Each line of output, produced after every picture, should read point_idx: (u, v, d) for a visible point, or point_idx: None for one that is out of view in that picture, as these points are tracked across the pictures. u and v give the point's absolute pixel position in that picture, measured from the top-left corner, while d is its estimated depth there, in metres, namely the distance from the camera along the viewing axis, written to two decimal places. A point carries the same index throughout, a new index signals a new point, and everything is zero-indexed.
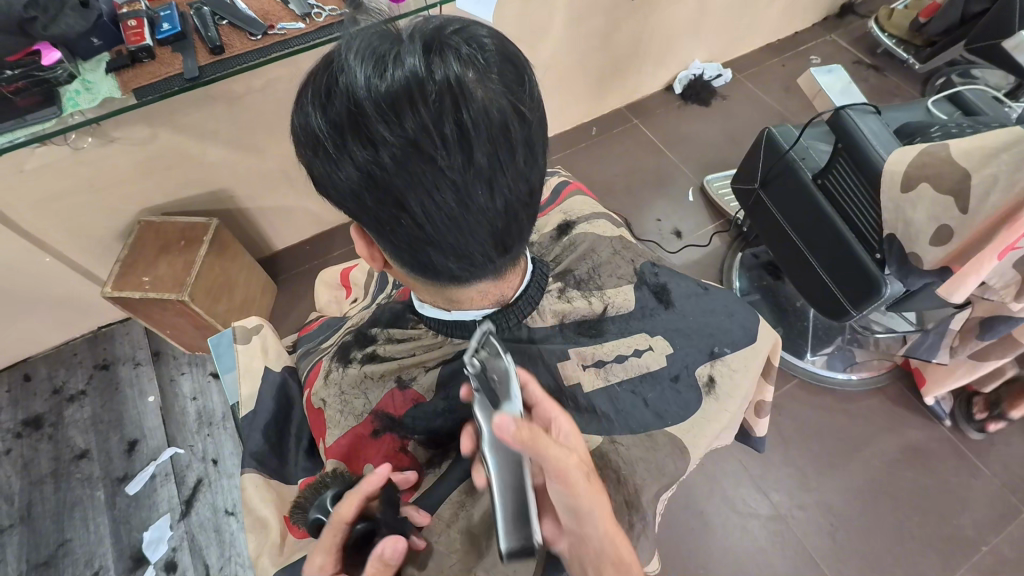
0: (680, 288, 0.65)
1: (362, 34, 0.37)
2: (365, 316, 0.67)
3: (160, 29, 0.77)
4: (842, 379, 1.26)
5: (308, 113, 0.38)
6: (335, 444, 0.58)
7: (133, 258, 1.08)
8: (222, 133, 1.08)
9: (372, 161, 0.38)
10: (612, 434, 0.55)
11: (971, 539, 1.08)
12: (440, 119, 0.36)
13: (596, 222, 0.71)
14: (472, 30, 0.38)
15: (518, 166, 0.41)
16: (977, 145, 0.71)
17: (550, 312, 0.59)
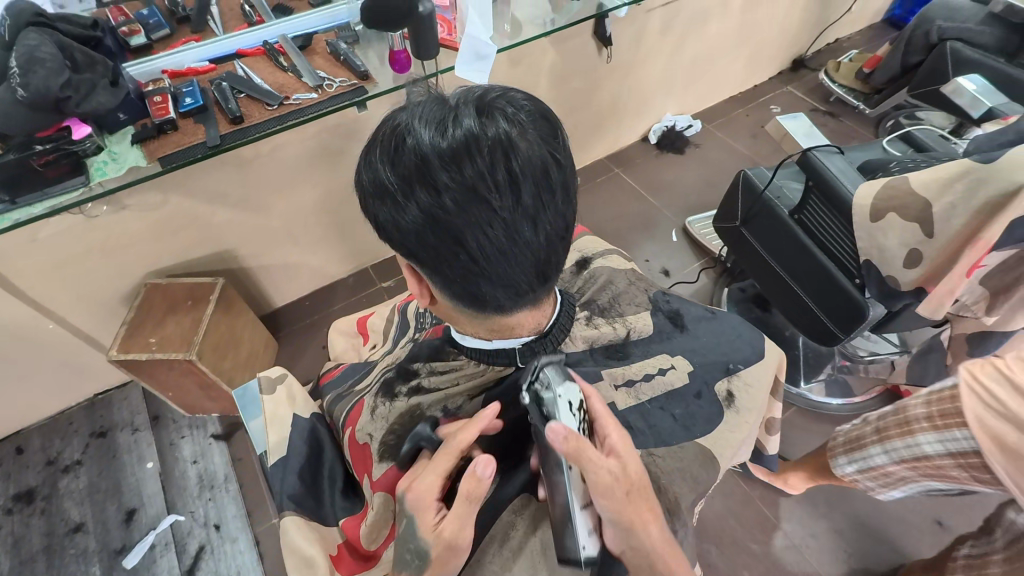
0: (690, 312, 0.68)
1: (423, 101, 0.43)
2: (397, 355, 0.69)
3: (183, 103, 0.83)
4: (836, 406, 1.30)
5: (376, 167, 0.43)
6: (383, 477, 0.58)
7: (140, 320, 1.10)
8: (230, 195, 1.13)
9: (434, 204, 0.42)
10: (648, 447, 0.59)
11: None
12: (493, 167, 0.42)
13: (610, 256, 0.76)
14: (512, 92, 0.44)
15: (558, 206, 0.46)
16: (934, 176, 0.80)
17: (580, 338, 0.63)
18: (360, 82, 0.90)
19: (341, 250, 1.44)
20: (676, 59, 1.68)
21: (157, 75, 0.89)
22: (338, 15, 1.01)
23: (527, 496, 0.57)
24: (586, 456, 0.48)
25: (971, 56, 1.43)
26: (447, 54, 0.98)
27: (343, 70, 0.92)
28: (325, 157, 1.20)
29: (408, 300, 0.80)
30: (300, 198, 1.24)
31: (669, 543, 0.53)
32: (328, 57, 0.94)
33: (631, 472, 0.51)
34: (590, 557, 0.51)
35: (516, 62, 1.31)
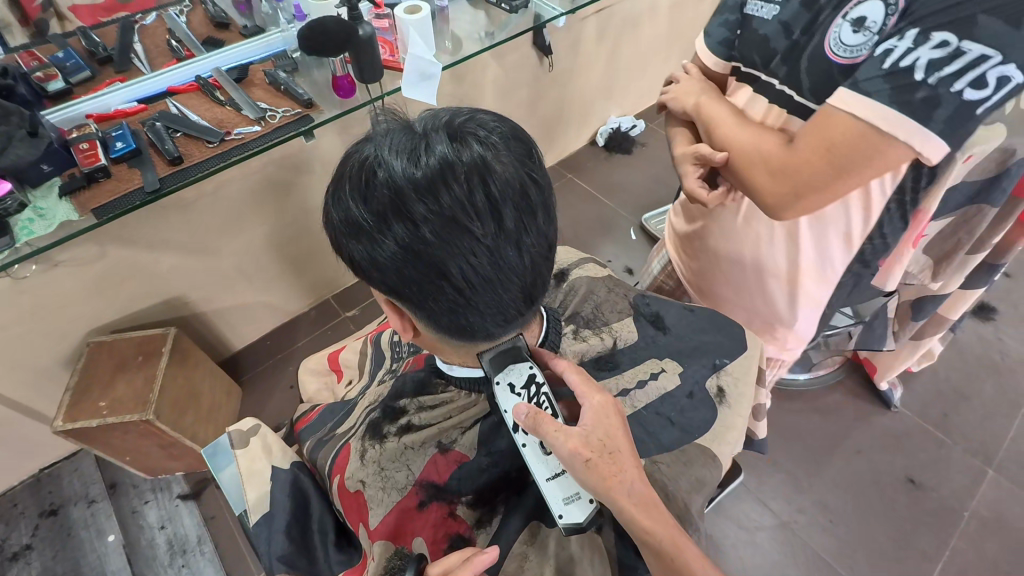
0: (671, 312, 0.68)
1: (390, 131, 0.42)
2: (379, 392, 0.66)
3: (114, 148, 0.78)
4: (805, 381, 1.34)
5: (348, 205, 0.42)
6: (380, 525, 0.54)
7: (86, 383, 1.01)
8: (174, 240, 1.07)
9: (413, 237, 0.41)
10: (650, 455, 0.57)
11: (954, 507, 1.16)
12: (471, 193, 0.41)
13: (587, 265, 0.74)
14: (481, 115, 0.43)
15: (540, 227, 0.45)
16: None
17: (570, 352, 0.64)
18: (304, 111, 0.87)
19: (299, 284, 1.39)
20: (614, 63, 1.72)
21: (81, 120, 0.83)
22: (273, 44, 0.98)
23: (536, 523, 0.53)
24: (542, 424, 0.47)
25: None
26: (391, 76, 0.96)
27: (284, 100, 0.89)
28: (273, 190, 1.15)
29: (380, 330, 0.77)
30: (250, 235, 1.18)
31: (646, 502, 0.47)
32: (267, 88, 0.91)
33: (599, 440, 0.48)
34: (572, 524, 0.48)
35: (459, 78, 1.31)
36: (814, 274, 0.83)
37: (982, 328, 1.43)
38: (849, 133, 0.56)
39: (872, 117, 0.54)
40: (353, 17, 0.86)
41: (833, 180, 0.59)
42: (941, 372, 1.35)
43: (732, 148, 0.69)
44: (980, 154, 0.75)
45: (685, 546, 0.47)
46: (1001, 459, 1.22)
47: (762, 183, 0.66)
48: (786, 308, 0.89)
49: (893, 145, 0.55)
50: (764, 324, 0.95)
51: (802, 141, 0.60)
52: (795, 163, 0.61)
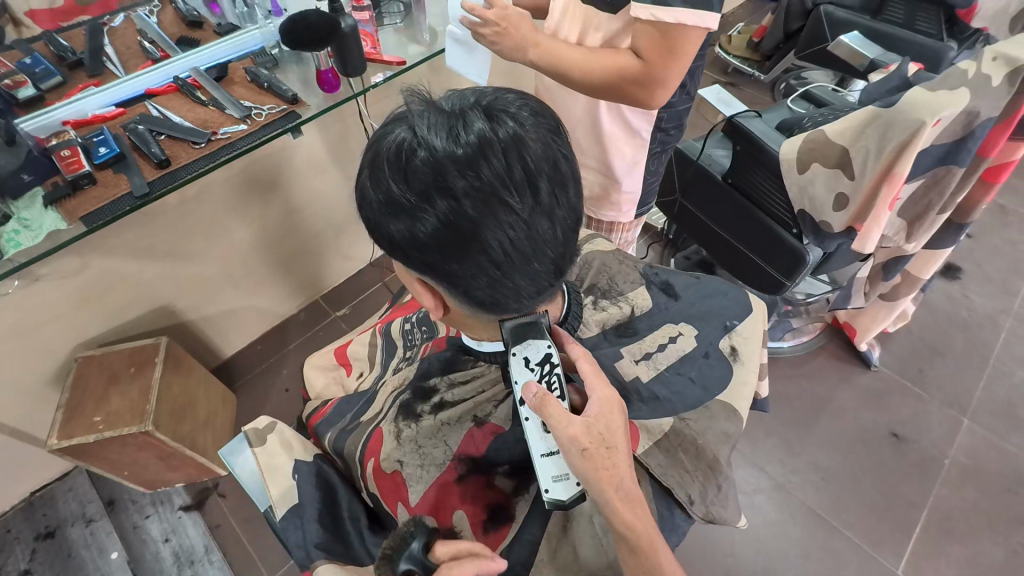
0: (679, 281, 0.71)
1: (426, 111, 0.43)
2: (402, 377, 0.67)
3: (98, 154, 0.76)
4: (788, 349, 1.40)
5: (387, 184, 0.43)
6: (421, 500, 0.56)
7: (78, 399, 0.99)
8: (158, 248, 1.04)
9: (454, 212, 0.42)
10: (678, 413, 0.59)
11: (935, 456, 1.23)
12: (509, 167, 0.42)
13: (596, 241, 0.76)
14: (508, 94, 0.45)
15: (571, 201, 0.46)
16: (848, 126, 0.87)
17: (593, 323, 0.65)
18: (290, 107, 0.86)
19: (287, 286, 1.37)
20: None
21: (57, 126, 0.80)
22: (250, 41, 0.96)
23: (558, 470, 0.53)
24: (546, 406, 0.48)
25: (843, 18, 1.61)
26: (374, 68, 0.96)
27: (269, 97, 0.87)
28: (257, 190, 1.13)
29: (388, 321, 0.78)
30: (235, 238, 1.16)
31: (634, 502, 0.48)
32: (249, 86, 0.89)
33: (599, 431, 0.49)
34: (555, 501, 0.49)
35: (438, 70, 1.31)
36: (627, 137, 0.88)
37: (949, 287, 1.51)
38: (666, 29, 0.65)
39: (677, 20, 0.64)
40: (335, 9, 0.85)
41: (670, 68, 0.69)
42: (914, 332, 1.43)
43: (586, 78, 0.74)
44: (948, 117, 0.79)
45: (659, 548, 0.48)
46: (974, 407, 1.29)
47: (631, 89, 0.72)
48: (609, 171, 0.93)
49: (692, 29, 0.65)
50: (599, 192, 0.98)
51: (647, 51, 0.68)
52: (645, 70, 0.69)
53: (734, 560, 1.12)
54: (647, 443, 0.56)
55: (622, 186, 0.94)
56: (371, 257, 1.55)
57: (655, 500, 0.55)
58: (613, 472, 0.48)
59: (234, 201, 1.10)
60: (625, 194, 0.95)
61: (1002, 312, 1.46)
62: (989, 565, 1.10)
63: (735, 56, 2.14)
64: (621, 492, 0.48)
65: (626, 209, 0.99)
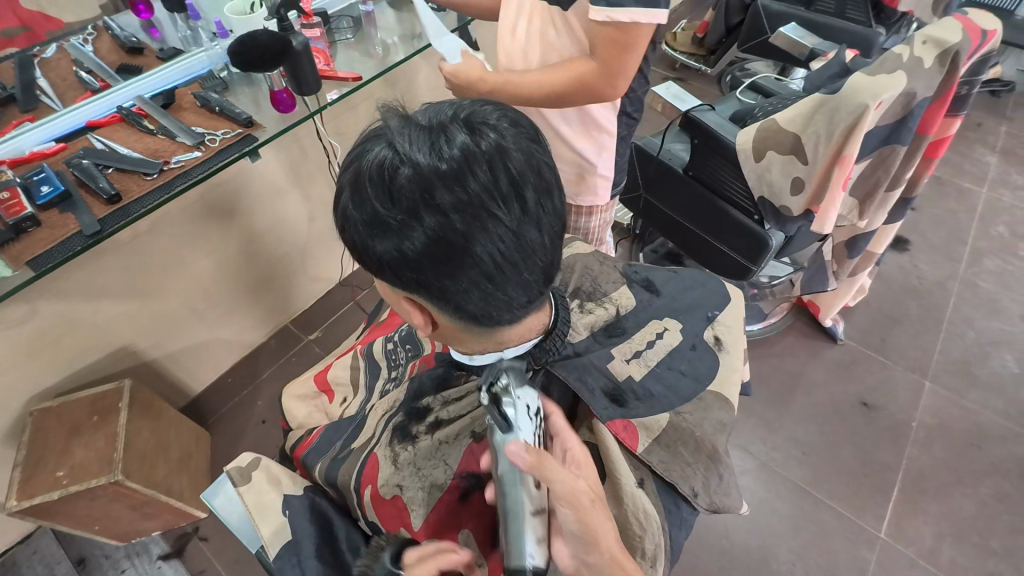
0: (659, 276, 0.72)
1: (406, 127, 0.42)
2: (392, 396, 0.66)
3: (40, 193, 0.71)
4: (759, 330, 1.45)
5: (371, 205, 0.42)
6: (425, 523, 0.55)
7: (36, 456, 0.92)
8: (113, 287, 0.99)
9: (443, 227, 0.41)
10: (675, 408, 0.59)
11: (904, 420, 1.29)
12: (495, 179, 0.41)
13: (574, 244, 0.78)
14: (486, 105, 0.44)
15: (557, 207, 0.46)
16: (798, 113, 0.91)
17: (581, 327, 0.64)
18: (246, 130, 0.84)
19: (255, 314, 1.32)
20: None
21: None
22: (198, 66, 0.93)
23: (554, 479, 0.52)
24: (545, 467, 0.45)
25: (780, 10, 1.69)
26: (330, 85, 0.94)
27: (222, 122, 0.84)
28: (216, 218, 1.09)
29: (369, 342, 0.77)
30: (197, 269, 1.12)
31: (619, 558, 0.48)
32: (199, 111, 0.86)
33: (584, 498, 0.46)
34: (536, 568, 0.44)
35: (394, 83, 1.29)
36: (598, 123, 0.88)
37: (899, 258, 1.59)
38: (617, 29, 0.66)
39: (631, 20, 0.65)
40: (284, 28, 0.84)
41: (629, 60, 0.70)
42: (873, 303, 1.50)
43: (555, 94, 0.76)
44: (889, 100, 0.83)
45: None
46: (934, 369, 1.37)
47: (594, 86, 0.73)
48: (581, 156, 0.93)
49: (646, 25, 0.66)
50: (573, 177, 0.97)
51: (600, 49, 0.69)
52: (604, 68, 0.70)
53: (729, 542, 1.15)
54: (646, 442, 0.57)
55: (596, 169, 0.94)
56: (341, 277, 1.51)
57: (660, 496, 0.56)
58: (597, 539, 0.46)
59: (190, 230, 1.06)
60: (601, 176, 0.96)
61: (950, 277, 1.55)
62: (962, 518, 1.16)
63: (681, 52, 2.20)
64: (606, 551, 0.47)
65: (602, 191, 0.99)
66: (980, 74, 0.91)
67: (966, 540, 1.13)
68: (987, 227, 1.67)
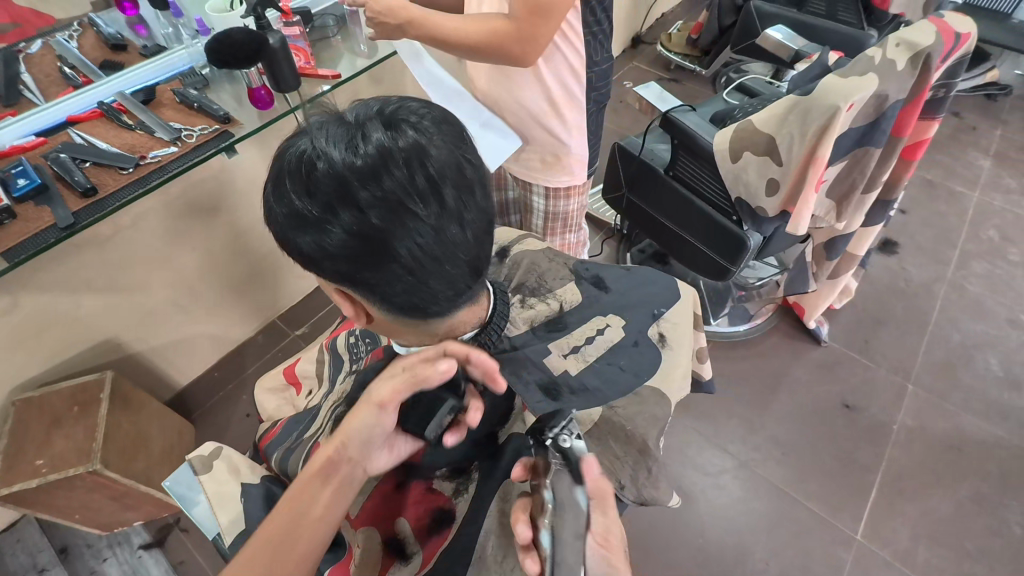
0: (611, 274, 0.72)
1: (327, 123, 0.43)
2: (344, 388, 0.67)
3: (17, 187, 0.73)
4: (745, 331, 1.45)
5: (291, 199, 0.43)
6: (363, 510, 0.59)
7: (17, 445, 0.94)
8: (95, 280, 1.00)
9: (360, 222, 0.42)
10: (608, 400, 0.62)
11: (885, 422, 1.29)
12: (412, 177, 0.42)
13: (525, 241, 0.78)
14: (410, 103, 0.45)
15: (480, 204, 0.47)
16: (772, 113, 0.91)
17: (520, 321, 0.66)
18: (223, 127, 0.85)
19: (240, 309, 1.34)
20: None
21: None
22: (177, 62, 0.94)
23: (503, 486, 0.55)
24: (608, 502, 0.44)
25: (771, 11, 1.68)
26: (309, 83, 0.95)
27: (199, 118, 0.86)
28: (199, 213, 1.11)
29: (334, 336, 0.77)
30: (180, 263, 1.13)
31: None
32: (178, 107, 0.87)
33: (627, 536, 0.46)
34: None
35: (379, 81, 1.30)
36: (565, 100, 0.91)
37: (887, 260, 1.59)
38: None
39: None
40: (261, 26, 0.85)
41: (543, 28, 0.73)
42: (859, 305, 1.50)
43: (473, 48, 0.77)
44: (861, 101, 0.83)
45: None
46: (917, 372, 1.36)
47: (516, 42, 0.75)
48: (555, 138, 0.95)
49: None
50: (548, 159, 0.99)
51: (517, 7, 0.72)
52: (520, 26, 0.73)
53: (705, 540, 1.15)
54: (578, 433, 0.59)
55: (569, 149, 0.96)
56: None
57: None
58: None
59: (174, 225, 1.07)
60: (575, 156, 0.98)
61: (937, 280, 1.54)
62: (940, 520, 1.15)
63: (675, 52, 2.19)
64: None
65: (578, 171, 1.01)
66: (957, 77, 0.91)
67: (943, 542, 1.13)
68: (977, 230, 1.66)
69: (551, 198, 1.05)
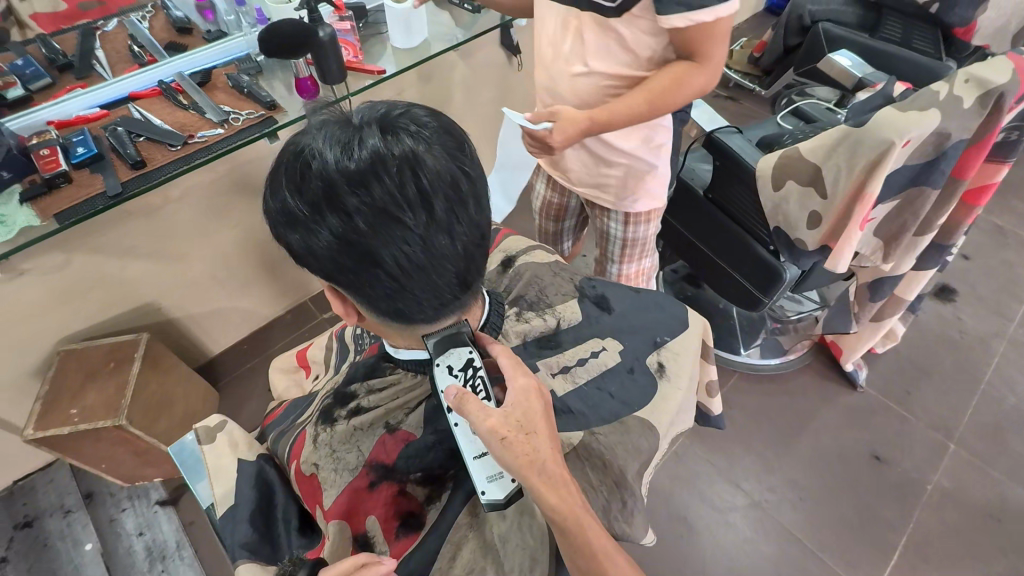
0: (615, 294, 0.72)
1: (325, 125, 0.44)
2: (338, 380, 0.69)
3: (75, 154, 0.78)
4: (775, 365, 1.38)
5: (283, 196, 0.44)
6: (334, 505, 0.57)
7: (56, 393, 1.01)
8: (141, 246, 1.06)
9: (347, 226, 0.43)
10: (590, 427, 0.61)
11: (918, 480, 1.20)
12: (402, 186, 0.43)
13: (534, 252, 0.77)
14: (412, 110, 0.46)
15: (472, 216, 0.48)
16: (820, 143, 0.86)
17: (513, 334, 0.66)
18: (268, 113, 0.88)
19: (272, 288, 1.39)
20: None
21: (41, 127, 0.83)
22: (234, 49, 0.98)
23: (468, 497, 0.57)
24: (465, 405, 0.48)
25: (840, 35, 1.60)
26: (355, 76, 0.98)
27: (247, 103, 0.89)
28: (241, 193, 1.16)
29: (344, 326, 0.79)
30: (220, 239, 1.18)
31: (561, 484, 0.48)
32: (230, 91, 0.91)
33: (517, 420, 0.49)
34: (492, 501, 0.51)
35: (427, 79, 1.31)
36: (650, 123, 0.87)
37: (942, 308, 1.48)
38: (709, 25, 0.66)
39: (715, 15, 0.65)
40: (313, 20, 0.87)
41: (719, 47, 0.70)
42: (903, 352, 1.40)
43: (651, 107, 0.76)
44: (918, 138, 0.78)
45: (590, 529, 0.49)
46: (961, 432, 1.26)
47: (703, 77, 0.73)
48: (638, 160, 0.91)
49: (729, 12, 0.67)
50: (629, 183, 0.95)
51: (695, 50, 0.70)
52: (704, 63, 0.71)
53: None
54: None
55: (654, 170, 0.93)
56: None
57: None
58: (534, 458, 0.48)
59: (217, 201, 1.12)
60: (657, 177, 0.94)
61: (996, 335, 1.42)
62: None
63: (735, 70, 2.12)
64: (543, 474, 0.48)
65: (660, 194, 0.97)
66: None
67: None
68: None
69: (630, 223, 1.02)
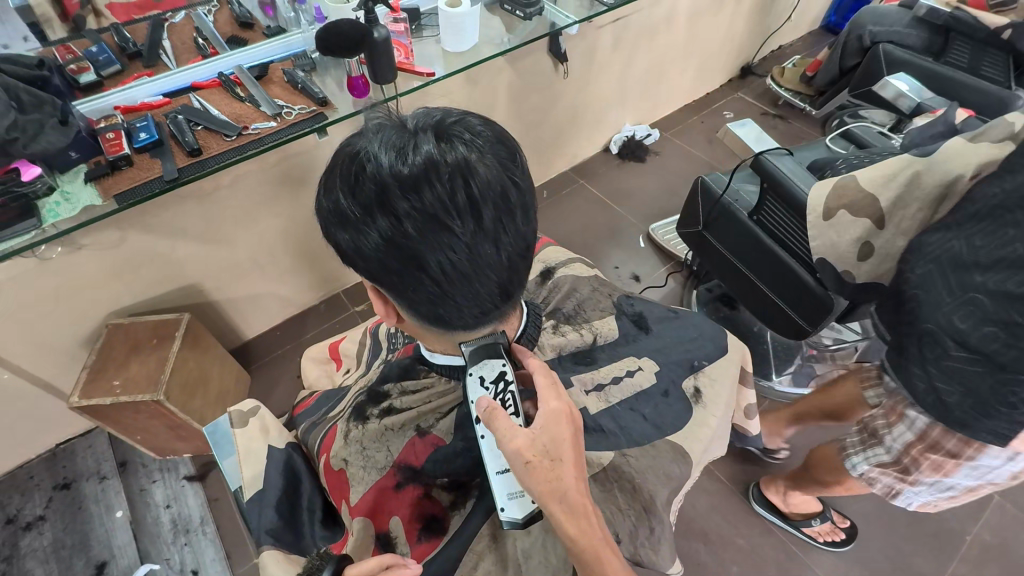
0: (654, 313, 0.72)
1: (383, 129, 0.45)
2: (371, 377, 0.70)
3: (138, 138, 0.82)
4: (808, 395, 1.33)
5: (337, 196, 0.45)
6: (361, 501, 0.58)
7: (102, 364, 1.06)
8: (191, 230, 1.11)
9: (395, 230, 0.44)
10: (621, 449, 0.60)
11: (955, 530, 1.14)
12: (453, 193, 0.43)
13: (574, 264, 0.79)
14: (467, 119, 0.46)
15: (519, 227, 0.48)
16: (880, 170, 0.83)
17: (548, 347, 0.66)
18: (319, 109, 0.91)
19: (308, 279, 1.42)
20: (631, 74, 1.71)
21: (109, 111, 0.88)
22: (293, 44, 1.02)
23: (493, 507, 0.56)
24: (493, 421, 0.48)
25: (902, 57, 1.51)
26: (404, 78, 1.00)
27: (301, 98, 0.92)
28: (287, 185, 1.19)
29: (379, 323, 0.81)
30: (264, 227, 1.22)
31: (579, 511, 0.48)
32: (285, 86, 0.94)
33: (544, 444, 0.48)
34: (511, 519, 0.50)
35: (473, 83, 1.32)
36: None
37: None
38: None
39: None
40: (369, 20, 0.89)
41: None
42: None
43: None
44: None
45: (606, 558, 0.48)
46: (1007, 483, 1.19)
47: None
48: None
49: None
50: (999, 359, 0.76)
51: None
52: None
53: None
54: None
55: None
56: None
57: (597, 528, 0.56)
58: (556, 486, 0.47)
59: (264, 191, 1.16)
60: None
61: None
62: None
63: (786, 88, 2.06)
64: (564, 503, 0.47)
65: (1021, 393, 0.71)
66: None
67: None
68: None
69: None
